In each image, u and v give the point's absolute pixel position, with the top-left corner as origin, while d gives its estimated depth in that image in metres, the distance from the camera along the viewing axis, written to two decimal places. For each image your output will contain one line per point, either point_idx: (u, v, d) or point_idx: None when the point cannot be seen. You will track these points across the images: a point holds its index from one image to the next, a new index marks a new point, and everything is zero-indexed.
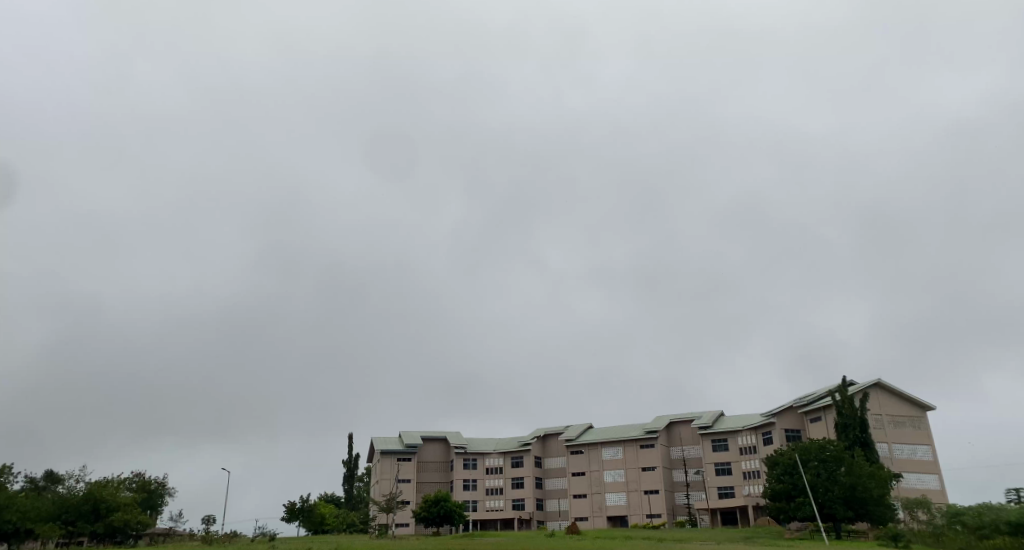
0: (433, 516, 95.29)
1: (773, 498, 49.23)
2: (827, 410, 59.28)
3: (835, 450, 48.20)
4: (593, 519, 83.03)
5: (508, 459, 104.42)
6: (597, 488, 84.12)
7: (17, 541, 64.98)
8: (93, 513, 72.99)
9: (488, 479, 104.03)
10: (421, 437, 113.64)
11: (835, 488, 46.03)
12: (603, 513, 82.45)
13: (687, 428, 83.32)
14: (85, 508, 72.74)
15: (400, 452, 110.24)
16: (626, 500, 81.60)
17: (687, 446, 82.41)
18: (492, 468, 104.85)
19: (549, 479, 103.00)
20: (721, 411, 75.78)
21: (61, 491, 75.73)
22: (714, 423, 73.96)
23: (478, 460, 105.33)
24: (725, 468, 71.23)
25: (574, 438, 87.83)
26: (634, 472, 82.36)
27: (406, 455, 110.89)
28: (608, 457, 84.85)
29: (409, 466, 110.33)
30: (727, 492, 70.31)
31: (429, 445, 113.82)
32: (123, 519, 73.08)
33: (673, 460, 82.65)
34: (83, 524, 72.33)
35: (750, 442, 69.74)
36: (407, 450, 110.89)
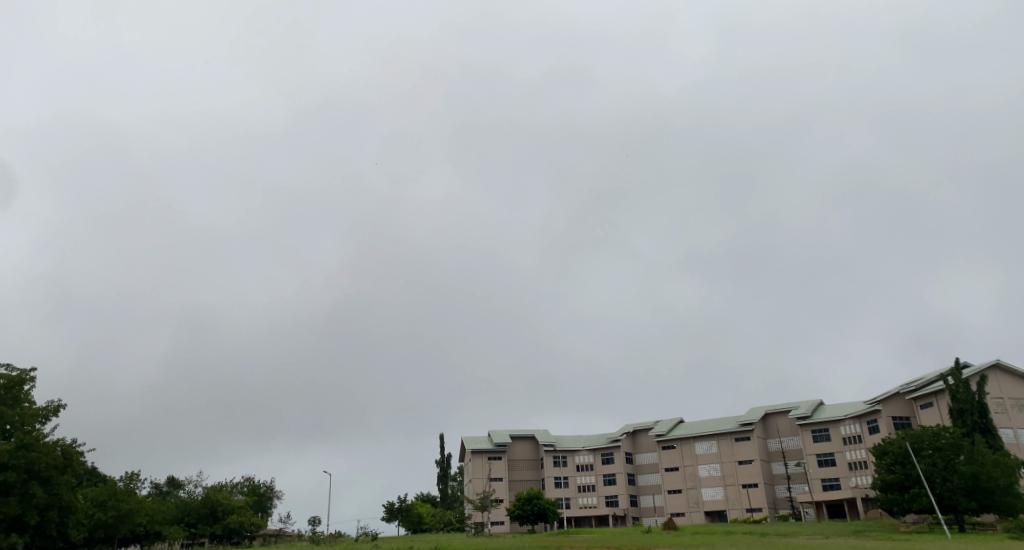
0: (528, 513, 96.41)
1: (885, 489, 47.60)
2: (940, 395, 56.71)
3: (951, 437, 46.12)
4: (691, 515, 82.07)
5: (599, 456, 104.61)
6: (692, 482, 83.15)
7: (147, 542, 70.06)
8: (211, 516, 77.61)
9: (579, 476, 104.58)
10: (510, 436, 115.32)
11: (954, 477, 44.05)
12: (700, 508, 81.48)
13: (784, 419, 81.27)
14: (204, 511, 77.49)
15: (490, 451, 112.12)
16: (723, 494, 80.39)
17: (785, 438, 80.37)
18: (583, 465, 105.31)
19: (641, 475, 102.47)
20: (821, 400, 73.53)
21: (182, 496, 81.06)
22: (813, 413, 71.97)
23: (568, 457, 105.98)
24: (828, 460, 69.18)
25: (665, 433, 87.23)
26: (730, 466, 80.95)
27: (496, 453, 112.75)
28: (701, 451, 83.76)
29: (500, 465, 112.10)
30: (832, 484, 68.24)
31: (518, 444, 115.39)
32: (238, 520, 77.69)
33: (770, 453, 80.81)
34: (203, 526, 76.89)
35: (854, 431, 67.42)
36: (497, 449, 112.78)
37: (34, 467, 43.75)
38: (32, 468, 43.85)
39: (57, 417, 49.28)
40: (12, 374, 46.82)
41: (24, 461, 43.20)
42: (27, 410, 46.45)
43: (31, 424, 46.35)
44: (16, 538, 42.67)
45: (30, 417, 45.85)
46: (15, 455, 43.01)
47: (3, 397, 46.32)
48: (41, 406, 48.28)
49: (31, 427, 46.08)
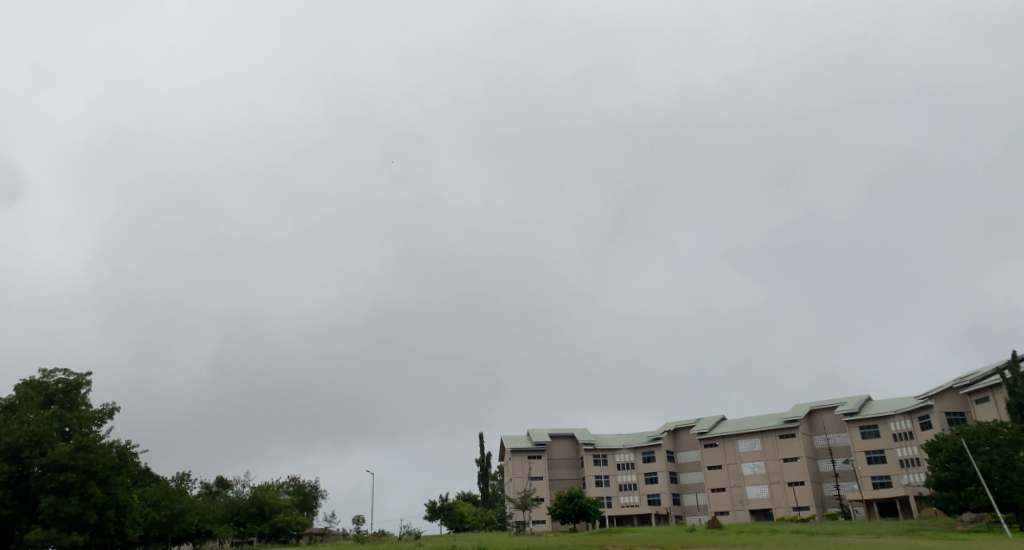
0: (569, 512, 96.30)
1: (940, 487, 46.42)
2: (995, 389, 55.12)
3: (1009, 433, 44.73)
4: (735, 513, 81.08)
5: (640, 454, 104.01)
6: (736, 480, 82.13)
7: (199, 541, 71.86)
8: (259, 515, 79.22)
9: (620, 474, 104.16)
10: (549, 435, 115.36)
11: (1013, 475, 42.71)
12: (745, 506, 80.43)
13: (830, 415, 79.79)
14: (252, 510, 79.21)
15: (530, 450, 112.32)
16: (768, 492, 79.24)
17: (832, 434, 78.90)
18: (623, 464, 104.85)
19: (683, 473, 101.56)
20: (868, 396, 72.02)
21: (231, 495, 82.94)
22: (860, 409, 70.53)
23: (609, 456, 105.62)
24: (878, 457, 67.72)
25: (707, 431, 86.31)
26: (775, 464, 79.76)
27: (536, 452, 112.89)
28: (744, 449, 82.70)
29: (540, 464, 112.23)
30: (883, 482, 66.80)
31: (557, 443, 115.35)
32: (285, 519, 79.17)
33: (817, 450, 79.37)
34: (252, 525, 78.51)
35: (905, 427, 65.88)
36: (536, 448, 112.95)
37: (92, 467, 45.12)
38: (90, 468, 45.24)
39: (112, 419, 50.82)
40: (69, 378, 48.49)
41: (83, 462, 44.57)
42: (84, 412, 47.99)
43: (89, 426, 47.87)
44: (77, 536, 44.06)
45: (87, 419, 47.32)
46: (74, 456, 44.38)
47: (61, 400, 47.92)
48: (97, 409, 49.85)
49: (88, 429, 47.59)
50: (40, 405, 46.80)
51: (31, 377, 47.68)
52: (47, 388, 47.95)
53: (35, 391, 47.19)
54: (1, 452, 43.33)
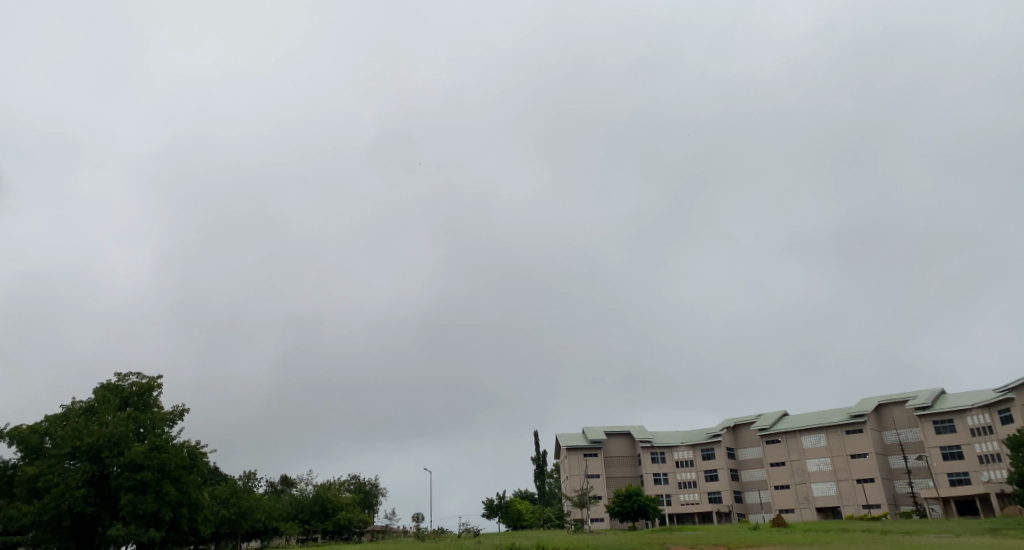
0: (627, 510, 95.32)
1: None
2: None
3: None
4: (801, 511, 78.98)
5: (699, 452, 102.41)
6: (801, 477, 80.00)
7: (266, 538, 73.72)
8: (322, 513, 80.89)
9: (679, 472, 102.78)
10: (605, 432, 114.65)
11: None
12: (811, 504, 78.27)
13: (900, 410, 77.03)
14: (316, 508, 80.92)
15: (586, 447, 111.79)
16: (836, 490, 76.92)
17: (903, 429, 76.16)
18: (682, 461, 103.42)
19: (745, 470, 99.50)
20: (942, 389, 69.27)
21: (295, 494, 84.91)
22: (934, 403, 67.83)
23: (667, 453, 104.33)
24: (954, 453, 65.05)
25: (768, 427, 84.40)
26: (842, 460, 77.41)
27: (592, 450, 112.26)
28: (808, 445, 80.54)
29: (596, 461, 111.59)
30: (960, 479, 64.17)
31: (614, 440, 114.52)
32: (347, 517, 80.59)
33: (887, 446, 76.75)
34: (316, 522, 80.17)
35: (983, 422, 63.14)
36: (592, 446, 112.37)
37: (165, 466, 46.66)
38: (164, 467, 46.80)
39: (182, 420, 52.48)
40: (142, 381, 50.26)
41: (158, 461, 46.15)
42: (157, 413, 49.71)
43: (161, 427, 49.52)
44: (154, 532, 45.63)
45: (159, 420, 48.99)
46: (149, 456, 45.96)
47: (136, 402, 49.75)
48: (168, 411, 51.54)
49: (161, 430, 49.24)
50: (117, 408, 48.67)
51: (107, 380, 49.59)
52: (123, 391, 49.81)
53: (112, 394, 49.07)
54: (83, 452, 45.12)
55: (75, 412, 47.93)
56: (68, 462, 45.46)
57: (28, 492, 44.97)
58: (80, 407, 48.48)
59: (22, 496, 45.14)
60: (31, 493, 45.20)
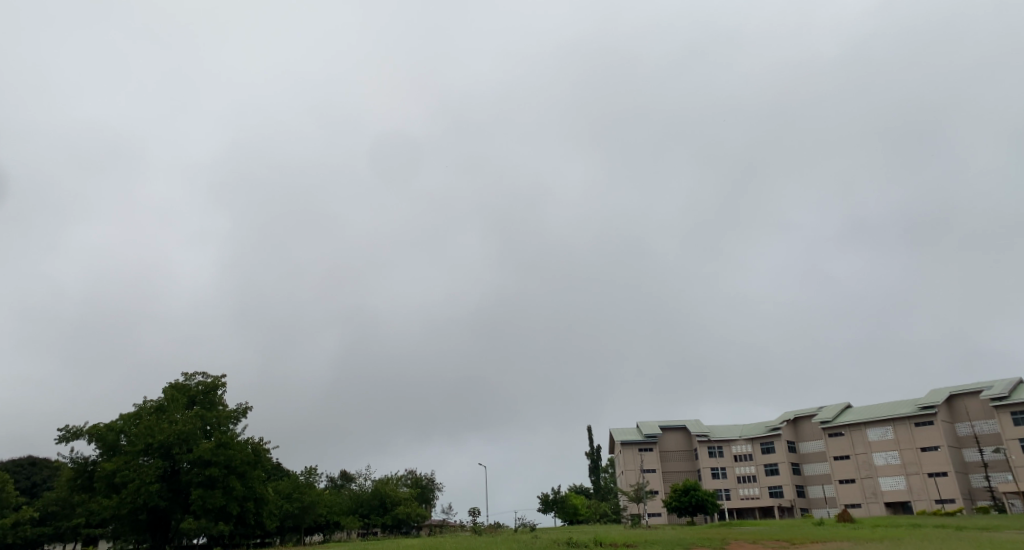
0: (685, 505, 93.91)
1: None
2: None
3: None
4: (868, 506, 76.52)
5: (758, 445, 100.25)
6: (867, 471, 77.48)
7: (328, 532, 75.17)
8: (381, 508, 82.05)
9: (738, 466, 100.86)
10: (660, 427, 113.28)
11: None
12: (879, 499, 75.76)
13: (974, 401, 73.84)
14: (375, 503, 82.12)
15: (641, 442, 110.68)
16: (906, 484, 74.26)
17: (977, 421, 72.99)
18: (740, 455, 101.45)
19: (807, 464, 96.90)
20: (1019, 378, 66.12)
21: (354, 488, 86.34)
22: (1010, 393, 64.79)
23: (724, 447, 102.50)
24: None
25: (830, 420, 82.01)
26: (912, 453, 74.68)
27: (647, 444, 111.07)
28: (874, 438, 77.96)
29: (652, 456, 110.34)
30: None
31: (669, 435, 113.05)
32: (405, 511, 81.48)
33: (960, 438, 73.69)
34: (375, 516, 81.37)
35: None
36: (647, 440, 111.17)
37: (232, 462, 47.79)
38: (231, 463, 47.91)
39: (246, 418, 53.71)
40: (208, 380, 51.56)
41: (224, 457, 47.32)
42: (222, 411, 50.94)
43: (226, 424, 50.69)
44: (223, 526, 46.85)
45: (225, 418, 50.23)
46: (216, 452, 47.16)
47: (202, 401, 51.06)
48: (232, 409, 52.78)
49: (226, 428, 50.41)
50: (184, 406, 50.04)
51: (175, 380, 51.07)
52: (190, 390, 51.19)
53: (179, 393, 50.49)
54: (155, 449, 46.56)
55: (146, 411, 49.48)
56: (142, 458, 46.96)
57: (105, 486, 46.66)
58: (151, 405, 50.05)
59: (101, 491, 46.85)
60: (109, 488, 46.89)
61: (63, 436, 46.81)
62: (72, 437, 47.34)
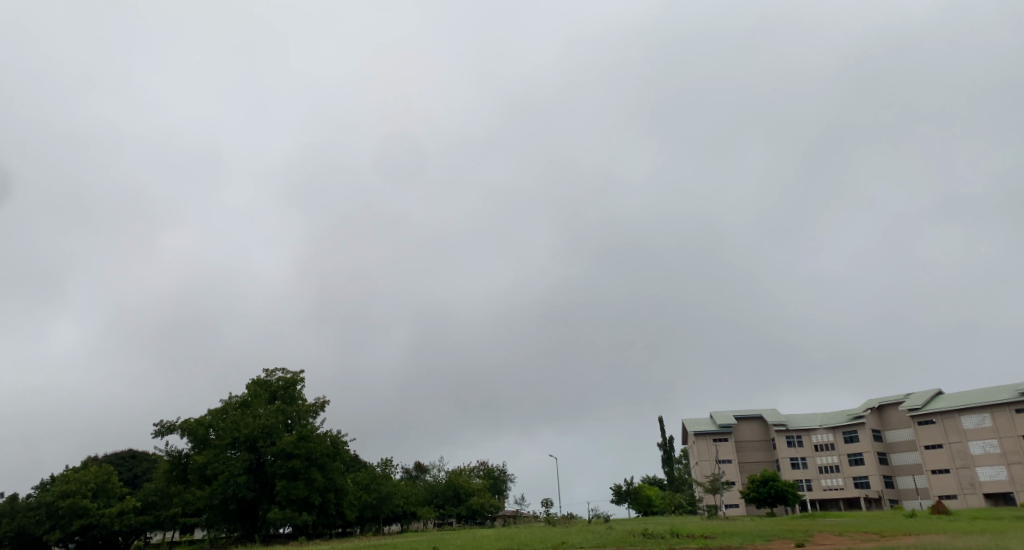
0: (764, 496, 91.04)
1: None
2: None
3: None
4: (965, 498, 72.34)
5: (840, 435, 96.38)
6: (963, 461, 73.26)
7: (406, 522, 76.23)
8: (455, 498, 82.62)
9: (819, 456, 97.24)
10: (734, 416, 110.28)
11: None
12: (977, 490, 71.52)
13: None
14: (449, 493, 82.75)
15: (715, 432, 108.05)
16: (1007, 474, 69.88)
17: None
18: (821, 445, 97.76)
19: (895, 454, 92.53)
20: None
21: (429, 479, 87.27)
22: None
23: (804, 437, 98.93)
24: None
25: (919, 407, 77.94)
26: (1013, 442, 70.21)
27: (722, 435, 108.34)
28: (970, 426, 73.62)
29: (727, 446, 107.53)
30: None
31: (744, 425, 109.94)
32: (479, 502, 81.79)
33: None
34: (450, 507, 82.03)
35: None
36: (722, 430, 108.40)
37: (312, 454, 48.57)
38: (312, 455, 48.72)
39: (324, 411, 54.59)
40: (287, 375, 52.56)
41: (305, 450, 48.11)
42: (302, 405, 51.90)
43: (306, 418, 51.61)
44: (306, 516, 47.77)
45: (305, 411, 51.11)
46: (297, 445, 48.00)
47: (283, 396, 52.10)
48: (311, 403, 53.71)
49: (307, 421, 51.31)
50: (266, 401, 51.21)
51: (257, 376, 52.25)
52: (272, 385, 52.31)
53: (262, 388, 51.67)
54: (241, 442, 47.77)
55: (232, 407, 50.82)
56: (230, 451, 48.32)
57: (198, 478, 48.24)
58: (237, 401, 51.44)
59: (194, 482, 48.49)
60: (202, 479, 48.48)
61: (159, 431, 48.61)
62: (167, 431, 49.13)
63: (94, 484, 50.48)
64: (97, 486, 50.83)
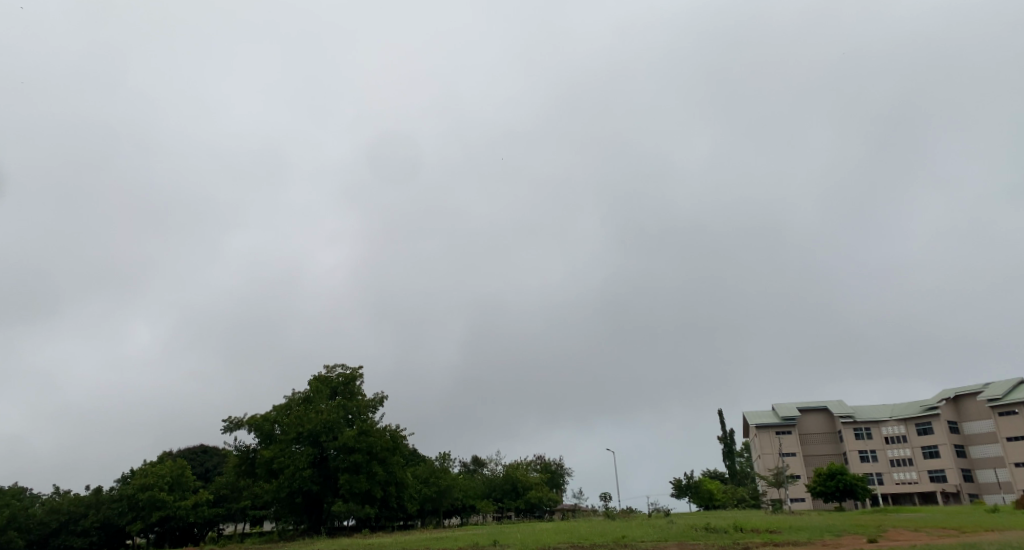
0: (832, 490, 87.75)
1: None
2: None
3: None
4: None
5: (913, 427, 92.30)
6: None
7: (465, 515, 76.13)
8: (513, 492, 82.16)
9: (890, 449, 93.35)
10: (798, 409, 106.85)
11: None
12: None
13: None
14: (507, 487, 82.31)
15: (778, 425, 104.89)
16: None
17: None
18: (892, 437, 93.80)
19: (973, 446, 88.18)
20: None
21: (487, 473, 87.01)
22: None
23: (873, 429, 95.01)
24: None
25: (1000, 397, 73.86)
26: None
27: (785, 427, 105.08)
28: None
29: (791, 439, 104.20)
30: None
31: (809, 417, 106.42)
32: (538, 495, 81.10)
33: None
34: (508, 500, 81.61)
35: None
36: (785, 422, 105.13)
37: (373, 449, 48.61)
38: (372, 449, 48.78)
39: (383, 406, 54.69)
40: (347, 371, 52.79)
41: (366, 444, 48.17)
42: (362, 400, 52.02)
43: (366, 413, 51.73)
44: (369, 509, 47.94)
45: (365, 406, 51.28)
46: (359, 439, 48.11)
47: (343, 391, 52.34)
48: (370, 398, 53.85)
49: (367, 416, 51.38)
50: (328, 397, 51.54)
51: (318, 372, 52.58)
52: (332, 381, 52.59)
53: (323, 384, 52.02)
54: (305, 437, 48.18)
55: (295, 402, 51.33)
56: (295, 445, 48.72)
57: (266, 472, 48.84)
58: (299, 397, 51.91)
59: (262, 476, 49.08)
60: (269, 473, 49.05)
61: (227, 427, 49.42)
62: (235, 427, 49.90)
63: (170, 478, 51.64)
64: (173, 480, 51.98)
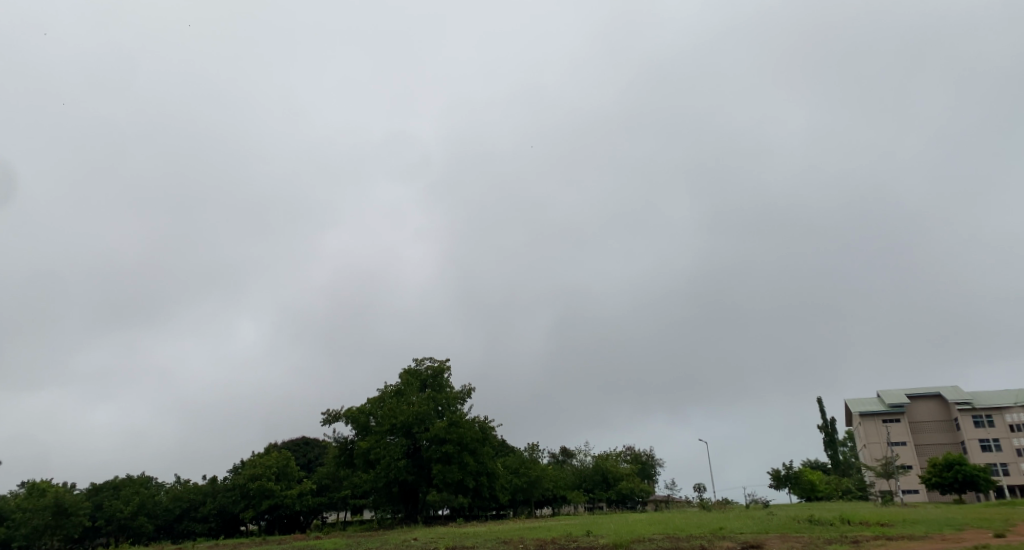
0: (950, 482, 81.49)
1: None
2: None
3: None
4: None
5: None
6: None
7: (556, 505, 75.08)
8: (604, 483, 80.48)
9: (1015, 437, 85.81)
10: (906, 395, 100.13)
11: None
12: None
13: None
14: (598, 478, 80.73)
15: (884, 413, 98.61)
16: None
17: None
18: (1018, 425, 86.14)
19: None
20: None
21: (576, 464, 85.62)
22: None
23: (995, 417, 87.67)
24: None
25: None
26: None
27: (893, 415, 98.65)
28: None
29: (900, 427, 97.67)
30: None
31: (919, 404, 99.43)
32: (629, 486, 79.04)
33: None
34: (600, 491, 79.97)
35: None
36: (892, 410, 98.67)
37: (464, 440, 48.07)
38: (463, 440, 48.20)
39: (472, 398, 54.28)
40: (435, 364, 52.55)
41: (457, 435, 47.70)
42: (450, 392, 51.60)
43: (456, 404, 51.35)
44: (463, 499, 47.49)
45: (454, 398, 50.87)
46: (449, 430, 47.75)
47: (432, 384, 52.16)
48: (458, 390, 53.52)
49: (456, 408, 50.94)
50: (418, 390, 51.53)
51: (409, 365, 52.62)
52: (422, 374, 52.51)
53: (413, 377, 52.03)
54: (398, 428, 48.23)
55: (388, 395, 51.51)
56: (389, 437, 48.83)
57: (363, 462, 49.20)
58: (392, 390, 52.11)
59: (360, 466, 49.49)
60: (366, 463, 49.37)
61: (325, 419, 50.19)
62: (334, 420, 50.64)
63: (277, 468, 52.93)
64: (279, 470, 53.23)
